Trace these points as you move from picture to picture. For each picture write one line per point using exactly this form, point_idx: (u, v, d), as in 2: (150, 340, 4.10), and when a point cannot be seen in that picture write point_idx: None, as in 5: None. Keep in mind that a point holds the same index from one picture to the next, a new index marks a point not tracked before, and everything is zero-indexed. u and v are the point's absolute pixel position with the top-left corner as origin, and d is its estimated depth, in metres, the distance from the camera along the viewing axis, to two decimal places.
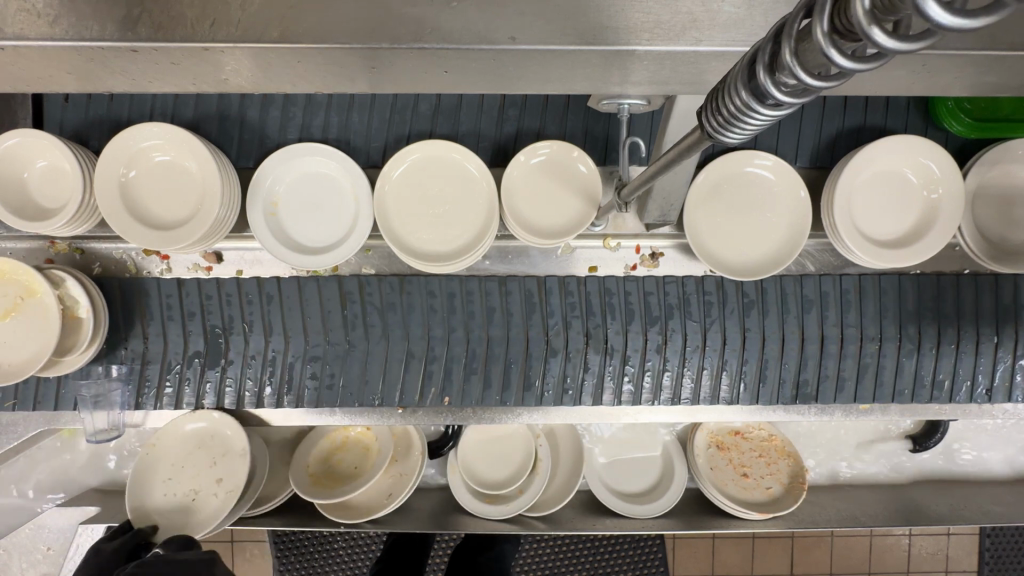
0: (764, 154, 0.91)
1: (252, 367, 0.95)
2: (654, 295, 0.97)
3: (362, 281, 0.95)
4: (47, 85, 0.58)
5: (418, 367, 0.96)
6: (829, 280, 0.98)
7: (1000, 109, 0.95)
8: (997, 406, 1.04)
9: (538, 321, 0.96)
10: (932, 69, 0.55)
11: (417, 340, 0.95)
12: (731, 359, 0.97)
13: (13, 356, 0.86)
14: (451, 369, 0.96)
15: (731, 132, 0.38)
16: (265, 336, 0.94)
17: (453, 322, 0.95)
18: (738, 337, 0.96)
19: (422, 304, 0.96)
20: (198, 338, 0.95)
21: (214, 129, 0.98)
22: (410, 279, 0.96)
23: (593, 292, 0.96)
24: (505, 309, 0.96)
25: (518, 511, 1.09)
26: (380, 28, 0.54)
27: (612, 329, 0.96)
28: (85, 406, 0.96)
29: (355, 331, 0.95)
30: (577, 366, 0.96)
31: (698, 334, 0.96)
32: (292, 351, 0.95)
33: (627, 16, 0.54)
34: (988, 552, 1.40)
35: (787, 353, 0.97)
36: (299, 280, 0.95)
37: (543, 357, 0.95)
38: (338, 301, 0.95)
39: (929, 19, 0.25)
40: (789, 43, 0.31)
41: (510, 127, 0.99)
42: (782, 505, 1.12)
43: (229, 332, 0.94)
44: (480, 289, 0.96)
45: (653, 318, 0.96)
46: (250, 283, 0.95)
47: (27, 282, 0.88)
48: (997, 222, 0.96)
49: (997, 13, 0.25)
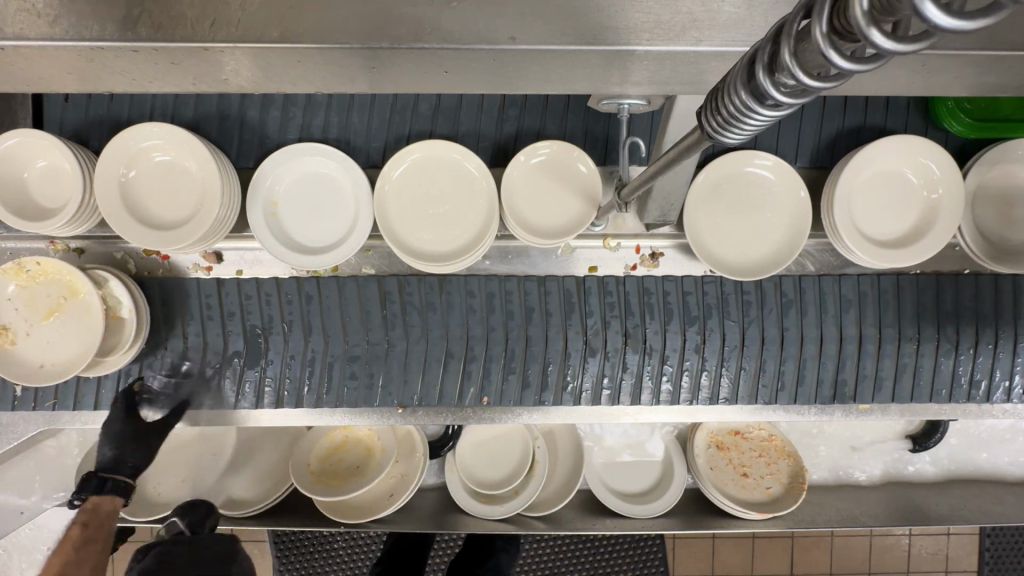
0: (764, 154, 0.91)
1: (292, 367, 0.95)
2: (692, 295, 0.97)
3: (401, 281, 0.96)
4: (47, 85, 0.58)
5: (457, 367, 0.96)
6: (866, 280, 0.98)
7: (1000, 109, 0.95)
8: (997, 406, 1.04)
9: (577, 321, 0.96)
10: (931, 69, 0.55)
11: (457, 339, 0.95)
12: (770, 359, 0.97)
13: (57, 356, 0.87)
14: (490, 368, 0.96)
15: (731, 132, 0.38)
16: (304, 337, 0.95)
17: (493, 321, 0.95)
18: (777, 337, 0.97)
19: (462, 304, 0.96)
20: (238, 338, 0.95)
21: (214, 129, 0.98)
22: (450, 279, 0.96)
23: (632, 292, 0.97)
24: (544, 309, 0.96)
25: (511, 512, 1.08)
26: (380, 28, 0.54)
27: (652, 329, 0.96)
28: (89, 406, 0.96)
29: (394, 331, 0.95)
30: (617, 365, 0.96)
31: (738, 335, 0.97)
32: (331, 351, 0.95)
33: (628, 16, 0.54)
34: (988, 551, 1.40)
35: (826, 355, 0.98)
36: (338, 280, 0.96)
37: (581, 357, 0.96)
38: (378, 301, 0.96)
39: (929, 20, 0.25)
40: (788, 43, 0.31)
41: (510, 127, 0.99)
42: (782, 505, 1.12)
43: (269, 332, 0.95)
44: (519, 288, 0.97)
45: (691, 318, 0.96)
46: (291, 283, 0.95)
47: (70, 282, 0.88)
48: (998, 222, 0.96)
49: (996, 14, 0.25)
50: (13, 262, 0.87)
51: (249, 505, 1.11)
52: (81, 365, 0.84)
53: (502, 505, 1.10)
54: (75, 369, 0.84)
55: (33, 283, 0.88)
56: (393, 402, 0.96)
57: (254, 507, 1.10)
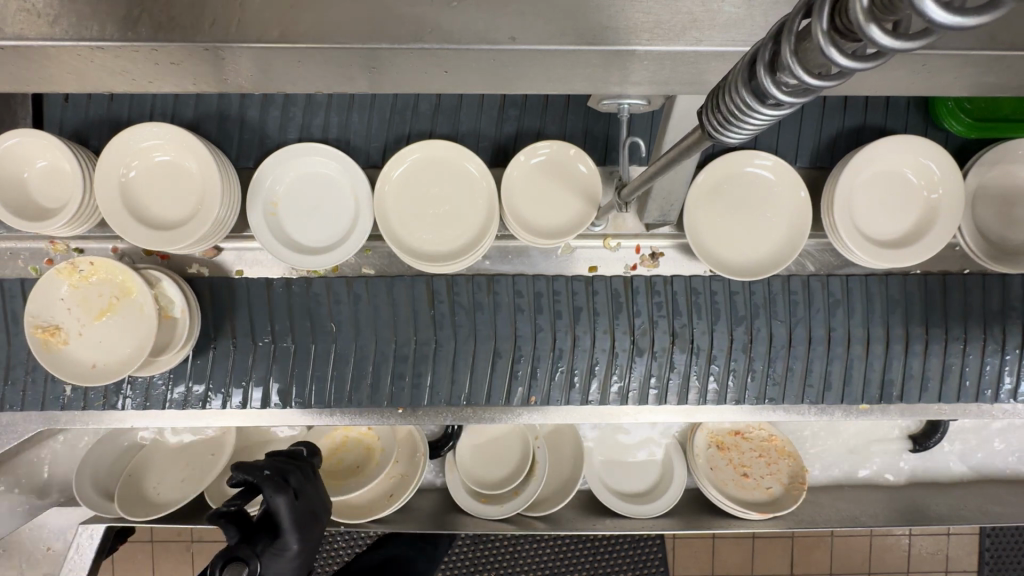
0: (764, 154, 0.91)
1: (338, 367, 0.95)
2: (740, 295, 0.97)
3: (449, 280, 0.96)
4: (46, 84, 0.58)
5: (504, 366, 0.96)
6: (914, 280, 0.98)
7: (1000, 109, 0.95)
8: (997, 406, 1.03)
9: (625, 320, 0.95)
10: (931, 68, 0.55)
11: (505, 338, 0.95)
12: (817, 359, 0.97)
13: (111, 356, 0.86)
14: (538, 367, 0.96)
15: (731, 132, 0.38)
16: (352, 337, 0.95)
17: (541, 321, 0.95)
18: (825, 337, 0.97)
19: (509, 303, 0.96)
20: (287, 337, 0.95)
21: (214, 129, 0.98)
22: (498, 279, 0.96)
23: (679, 292, 0.96)
24: (592, 309, 0.96)
25: (508, 514, 1.08)
26: (380, 28, 0.54)
27: (699, 329, 0.96)
28: (92, 403, 0.96)
29: (442, 330, 0.95)
30: (665, 364, 0.96)
31: (786, 334, 0.97)
32: (379, 350, 0.95)
33: (627, 16, 0.54)
34: (988, 552, 1.39)
35: (873, 354, 0.97)
36: (389, 280, 0.95)
37: (628, 357, 0.96)
38: (425, 300, 0.95)
39: (928, 17, 0.25)
40: (789, 42, 0.31)
41: (510, 127, 0.99)
42: (782, 504, 1.12)
43: (317, 335, 0.94)
44: (567, 288, 0.96)
45: (739, 318, 0.96)
46: (340, 283, 0.95)
47: (122, 282, 0.87)
48: (998, 222, 0.96)
49: (994, 13, 0.25)
50: (66, 262, 0.86)
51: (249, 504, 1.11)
52: (135, 362, 0.83)
53: (500, 506, 1.10)
54: (131, 367, 0.83)
55: (85, 283, 0.87)
56: (394, 403, 0.96)
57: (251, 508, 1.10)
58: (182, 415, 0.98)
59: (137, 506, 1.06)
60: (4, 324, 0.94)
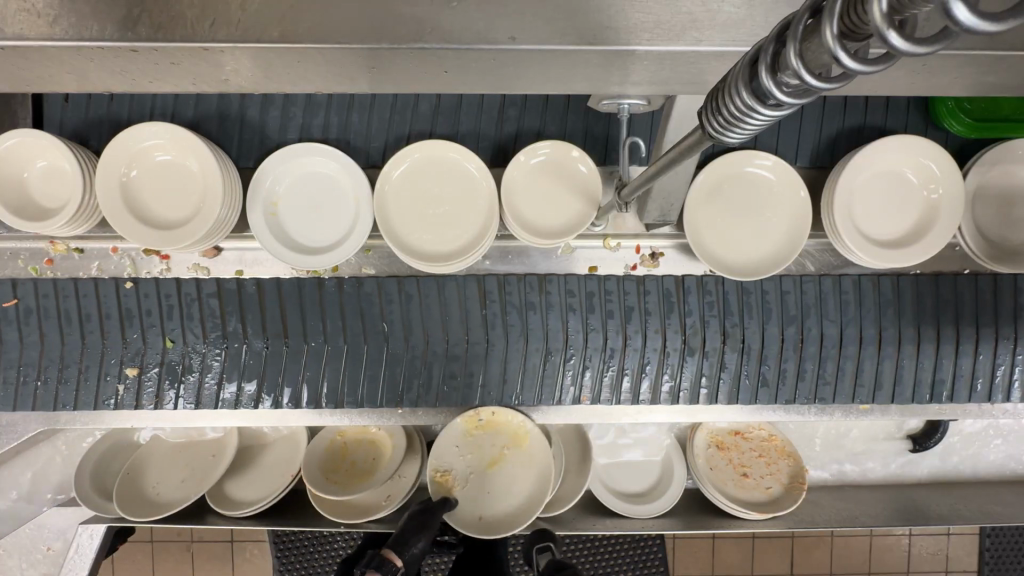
0: (764, 154, 0.91)
1: (387, 365, 0.95)
2: (791, 294, 0.97)
3: (501, 280, 0.96)
4: (49, 84, 0.58)
5: (556, 363, 0.96)
6: (965, 280, 0.98)
7: (1000, 109, 0.95)
8: (997, 406, 1.03)
9: (676, 320, 0.96)
10: (931, 69, 0.55)
11: (557, 338, 0.95)
12: (868, 359, 0.97)
13: (495, 508, 0.99)
14: (589, 366, 0.96)
15: (732, 132, 0.38)
16: (404, 336, 0.95)
17: (593, 321, 0.95)
18: (875, 336, 0.97)
19: (561, 303, 0.96)
20: (337, 336, 0.95)
21: (214, 129, 0.98)
22: (550, 279, 0.96)
23: (731, 291, 0.97)
24: (643, 308, 0.96)
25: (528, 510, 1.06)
26: (380, 28, 0.54)
27: (751, 328, 0.96)
28: (93, 405, 0.96)
29: (494, 330, 0.95)
30: (716, 364, 0.97)
31: (836, 334, 0.97)
32: (431, 350, 0.95)
33: (627, 16, 0.54)
34: (988, 552, 1.38)
35: (924, 353, 0.98)
36: (439, 279, 0.95)
37: (679, 356, 0.96)
38: (478, 299, 0.96)
39: (952, 21, 0.25)
40: (794, 44, 0.31)
41: (510, 127, 0.99)
42: (782, 504, 1.11)
43: (370, 335, 0.95)
44: (618, 288, 0.96)
45: (790, 318, 0.97)
46: (391, 283, 0.96)
47: (513, 432, 1.03)
48: (999, 222, 0.96)
49: (1019, 17, 0.24)
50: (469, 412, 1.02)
51: (243, 506, 1.09)
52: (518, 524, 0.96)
53: None
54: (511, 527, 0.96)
55: (481, 432, 1.02)
56: (393, 402, 0.96)
57: (249, 508, 1.09)
58: (181, 416, 0.99)
59: (135, 507, 1.05)
60: (58, 324, 0.94)
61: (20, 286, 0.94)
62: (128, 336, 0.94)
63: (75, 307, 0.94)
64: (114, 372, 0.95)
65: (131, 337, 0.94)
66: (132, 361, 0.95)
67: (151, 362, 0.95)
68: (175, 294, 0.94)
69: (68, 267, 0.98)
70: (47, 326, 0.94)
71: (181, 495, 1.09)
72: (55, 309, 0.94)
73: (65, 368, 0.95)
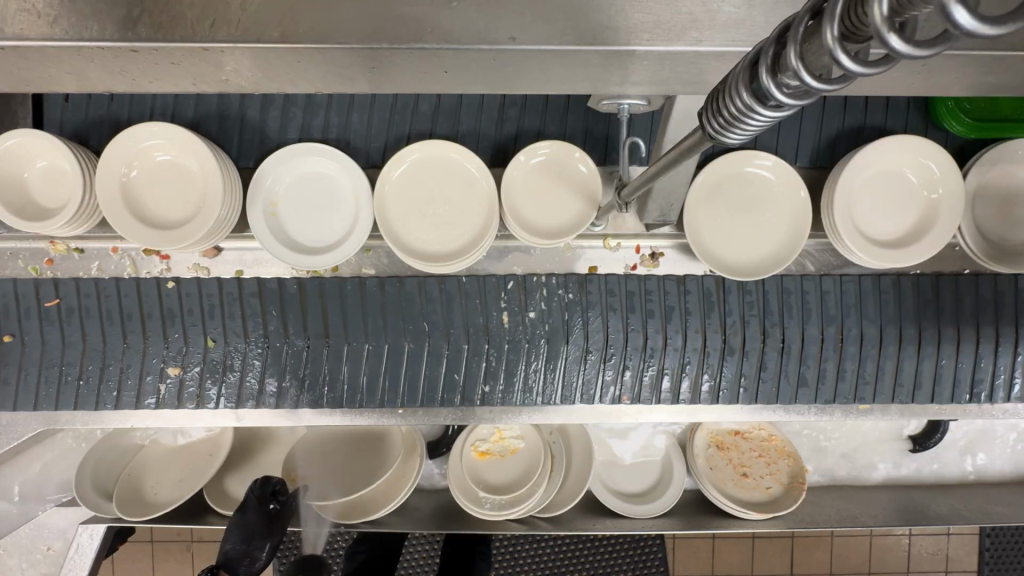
0: (764, 154, 0.91)
1: (429, 363, 0.96)
2: (831, 294, 0.98)
3: (543, 280, 0.96)
4: (48, 84, 0.58)
5: (596, 363, 0.96)
6: (1006, 279, 0.98)
7: (1000, 110, 0.95)
8: (997, 406, 1.03)
9: (716, 320, 0.96)
10: (931, 69, 0.55)
11: (598, 338, 0.96)
12: (908, 359, 0.98)
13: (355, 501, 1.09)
14: (629, 366, 0.96)
15: (732, 133, 0.38)
16: (445, 335, 0.95)
17: (634, 321, 0.96)
18: (915, 336, 0.98)
19: (602, 303, 0.96)
20: (379, 337, 0.95)
21: (214, 128, 0.98)
22: (591, 279, 0.96)
23: (771, 291, 0.97)
24: (683, 308, 0.96)
25: (529, 510, 1.06)
26: (380, 29, 0.54)
27: (790, 328, 0.97)
28: (94, 405, 0.96)
29: (539, 330, 0.96)
30: (755, 364, 0.97)
31: (876, 333, 0.97)
32: (473, 346, 0.95)
33: (627, 16, 0.54)
34: (988, 552, 1.38)
35: (963, 354, 0.98)
36: (480, 278, 0.96)
37: (719, 356, 0.97)
38: (520, 298, 0.96)
39: (952, 24, 0.25)
40: (794, 46, 0.31)
41: (510, 127, 0.99)
42: (782, 504, 1.11)
43: (412, 335, 0.95)
44: (659, 288, 0.97)
45: (830, 317, 0.97)
46: (432, 283, 0.96)
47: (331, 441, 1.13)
48: (999, 223, 0.96)
49: (1018, 21, 0.24)
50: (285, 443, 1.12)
51: None
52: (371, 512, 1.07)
53: (494, 510, 1.06)
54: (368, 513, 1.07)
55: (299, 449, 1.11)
56: (394, 402, 0.96)
57: None
58: (181, 416, 0.99)
59: (130, 503, 1.06)
60: (101, 324, 0.94)
61: (61, 286, 0.95)
62: (170, 336, 0.95)
63: (75, 307, 0.95)
64: (157, 371, 0.95)
65: (172, 336, 0.95)
66: (175, 361, 0.95)
67: (192, 362, 0.95)
68: (216, 293, 0.95)
69: (69, 267, 0.98)
70: (88, 325, 0.95)
71: (176, 494, 1.09)
72: (96, 309, 0.95)
73: (72, 368, 0.95)
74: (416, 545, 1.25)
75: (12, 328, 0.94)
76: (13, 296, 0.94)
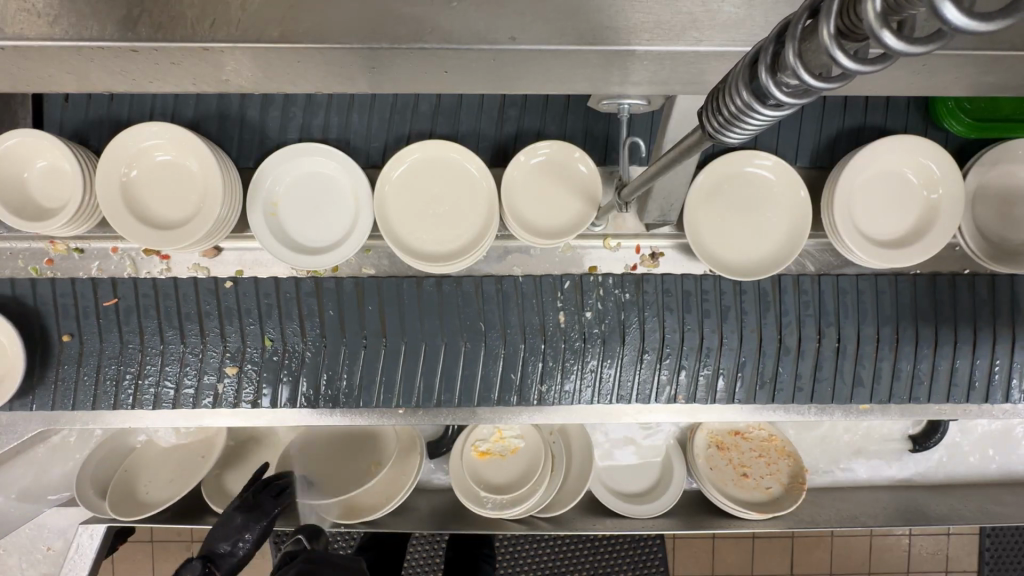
0: (764, 154, 0.91)
1: (486, 362, 0.96)
2: (886, 293, 0.98)
3: (600, 280, 0.96)
4: (48, 85, 0.59)
5: (652, 363, 0.96)
6: None
7: (999, 110, 0.95)
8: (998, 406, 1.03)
9: (772, 319, 0.97)
10: (931, 68, 0.55)
11: (655, 339, 0.96)
12: (963, 358, 0.98)
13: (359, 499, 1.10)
14: (685, 366, 0.97)
15: (732, 132, 0.38)
16: (502, 335, 0.96)
17: (690, 321, 0.96)
18: (970, 337, 0.98)
19: (658, 302, 0.96)
20: (437, 336, 0.95)
21: (214, 128, 0.98)
22: (647, 279, 0.96)
23: (827, 291, 0.98)
24: (739, 309, 0.97)
25: (530, 509, 1.06)
26: (380, 28, 0.54)
27: (846, 327, 0.97)
28: (97, 405, 0.96)
29: (598, 329, 0.96)
30: (811, 364, 0.98)
31: (931, 333, 0.98)
32: (530, 344, 0.96)
33: (626, 16, 0.54)
34: (988, 552, 1.38)
35: (1017, 354, 0.99)
36: (537, 278, 0.96)
37: (775, 355, 0.97)
38: (576, 298, 0.96)
39: (943, 20, 0.25)
40: (793, 44, 0.31)
41: (510, 127, 0.99)
42: (782, 504, 1.11)
43: (469, 334, 0.95)
44: (715, 287, 0.97)
45: (885, 318, 0.97)
46: (489, 284, 0.96)
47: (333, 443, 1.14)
48: (999, 223, 0.96)
49: (1011, 16, 0.24)
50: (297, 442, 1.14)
51: None
52: (370, 512, 1.07)
53: (495, 510, 1.06)
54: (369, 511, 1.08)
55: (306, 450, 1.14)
56: (395, 402, 0.96)
57: None
58: (182, 416, 0.99)
59: (125, 504, 1.06)
60: (159, 322, 0.95)
61: (79, 286, 0.95)
62: (227, 333, 0.95)
63: (77, 307, 0.95)
64: (213, 369, 0.95)
65: (230, 335, 0.95)
66: (231, 360, 0.95)
67: (249, 361, 0.96)
68: (273, 293, 0.95)
69: (68, 267, 0.97)
70: (100, 325, 0.95)
71: (169, 493, 1.09)
72: (143, 308, 0.95)
73: (78, 367, 0.95)
74: (417, 545, 1.26)
75: (70, 328, 0.95)
76: (44, 296, 0.95)
